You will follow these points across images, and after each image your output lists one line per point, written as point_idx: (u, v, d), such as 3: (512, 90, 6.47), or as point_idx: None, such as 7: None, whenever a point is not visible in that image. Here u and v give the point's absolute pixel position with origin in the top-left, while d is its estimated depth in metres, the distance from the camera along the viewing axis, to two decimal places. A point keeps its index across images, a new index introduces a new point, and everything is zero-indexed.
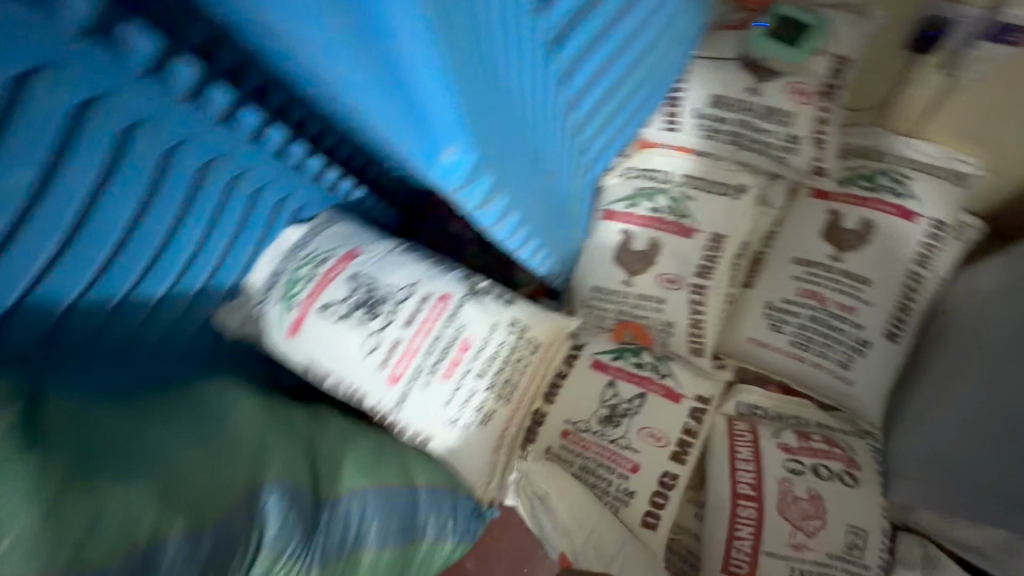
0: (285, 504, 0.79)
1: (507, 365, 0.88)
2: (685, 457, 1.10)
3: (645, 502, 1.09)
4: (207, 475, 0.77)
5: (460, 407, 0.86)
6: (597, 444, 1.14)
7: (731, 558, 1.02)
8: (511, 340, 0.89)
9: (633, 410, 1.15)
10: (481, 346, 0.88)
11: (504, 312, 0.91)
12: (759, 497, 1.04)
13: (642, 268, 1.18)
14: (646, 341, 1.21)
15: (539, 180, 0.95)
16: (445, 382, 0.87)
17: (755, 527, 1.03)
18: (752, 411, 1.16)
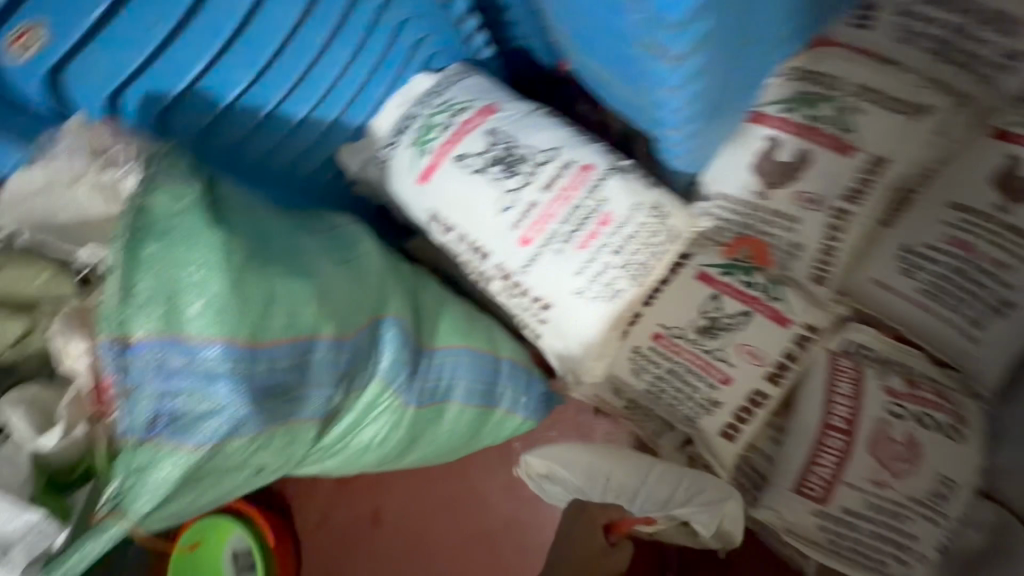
0: (399, 343, 0.94)
1: (643, 248, 0.86)
2: (780, 380, 1.09)
3: (729, 415, 1.10)
4: (349, 295, 0.83)
5: (590, 280, 0.86)
6: (690, 351, 1.13)
7: (808, 480, 1.04)
8: (649, 224, 0.86)
9: (732, 326, 1.12)
10: (620, 224, 0.85)
11: (645, 194, 0.87)
12: (851, 432, 1.03)
13: (782, 181, 1.08)
14: (763, 261, 1.13)
15: (733, 51, 0.94)
16: (579, 252, 0.85)
17: (840, 458, 1.02)
18: (859, 351, 1.11)
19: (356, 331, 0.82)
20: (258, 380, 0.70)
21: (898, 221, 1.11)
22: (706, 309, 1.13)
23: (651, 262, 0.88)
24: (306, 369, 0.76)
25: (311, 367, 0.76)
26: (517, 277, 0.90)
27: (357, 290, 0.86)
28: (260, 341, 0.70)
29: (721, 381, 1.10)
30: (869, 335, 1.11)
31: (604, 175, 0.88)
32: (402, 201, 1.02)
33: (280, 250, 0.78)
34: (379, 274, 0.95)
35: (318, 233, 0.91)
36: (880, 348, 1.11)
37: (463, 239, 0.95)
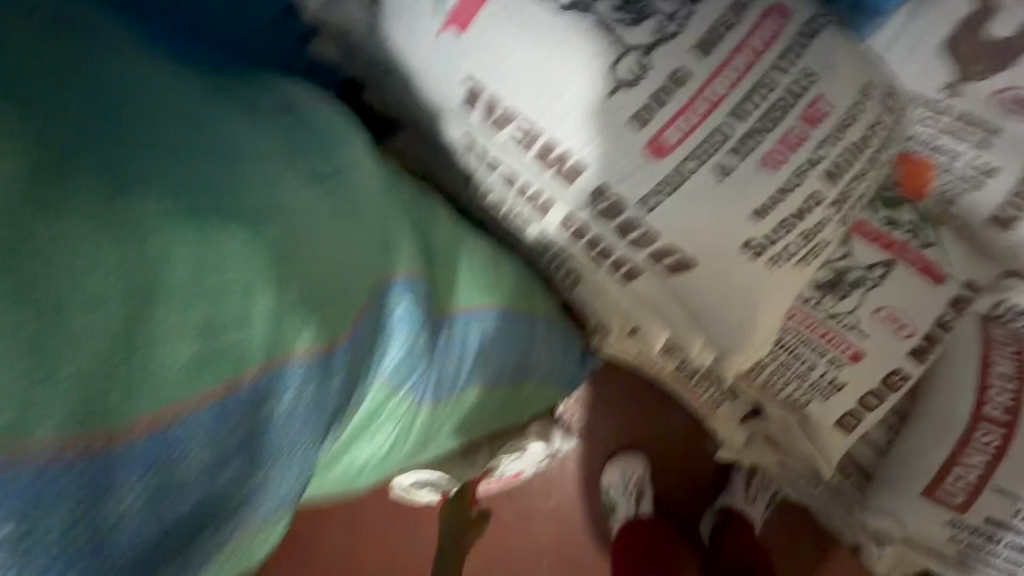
0: (419, 320, 0.54)
1: (867, 169, 0.50)
2: (927, 357, 0.81)
3: (852, 401, 0.82)
4: (328, 252, 0.45)
5: (777, 226, 0.48)
6: (806, 317, 0.82)
7: (945, 482, 0.81)
8: (880, 126, 0.50)
9: (869, 281, 0.81)
10: (842, 123, 0.48)
11: (870, 72, 0.50)
12: (1012, 424, 0.79)
13: (987, 68, 0.72)
14: (918, 190, 0.81)
15: None
16: (765, 177, 0.47)
17: (992, 457, 0.79)
18: (1014, 316, 0.85)
19: (347, 336, 0.44)
20: (115, 526, 0.32)
21: None
22: (833, 255, 0.82)
23: (866, 194, 0.52)
24: (252, 440, 0.38)
25: (265, 438, 0.39)
26: (632, 214, 0.51)
27: (345, 236, 0.48)
28: (118, 425, 0.32)
29: (849, 358, 0.81)
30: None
31: (811, 28, 0.48)
32: (409, 66, 0.57)
33: (173, 175, 0.39)
34: (376, 200, 0.54)
35: (261, 125, 0.50)
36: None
37: (530, 140, 0.53)
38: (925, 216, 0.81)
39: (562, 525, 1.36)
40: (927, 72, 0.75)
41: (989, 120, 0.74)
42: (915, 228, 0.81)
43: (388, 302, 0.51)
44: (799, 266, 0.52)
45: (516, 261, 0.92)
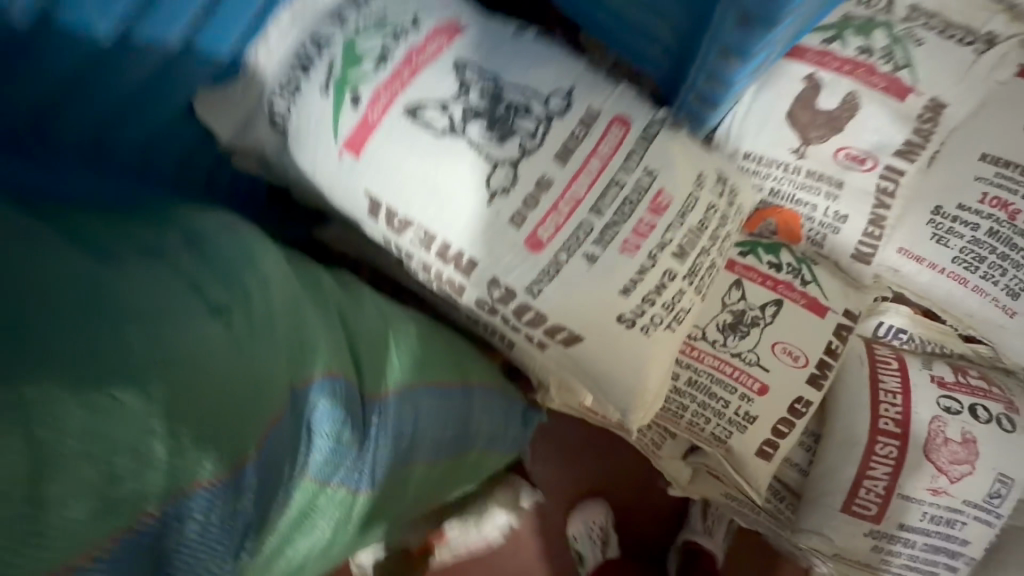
0: (343, 415, 0.58)
1: (711, 244, 0.60)
2: (823, 383, 0.89)
3: (766, 431, 0.90)
4: (227, 387, 0.48)
5: (642, 300, 0.57)
6: (714, 357, 0.90)
7: (859, 497, 0.88)
8: (718, 208, 0.61)
9: (763, 320, 0.90)
10: (682, 209, 0.58)
11: (705, 162, 0.60)
12: (904, 435, 0.88)
13: (824, 133, 0.85)
14: (790, 236, 0.92)
15: None
16: (626, 259, 0.55)
17: (892, 468, 0.87)
18: (893, 336, 0.97)
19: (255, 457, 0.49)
20: None
21: (931, 171, 0.88)
22: (730, 300, 0.91)
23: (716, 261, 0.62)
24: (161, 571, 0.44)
25: (171, 563, 0.44)
26: (523, 298, 0.57)
27: (253, 353, 0.52)
28: None
29: (757, 392, 0.89)
30: (901, 315, 0.97)
31: (650, 132, 0.58)
32: (316, 182, 0.64)
33: (61, 341, 0.43)
34: (290, 309, 0.59)
35: (162, 258, 0.54)
36: (918, 332, 0.96)
37: (427, 242, 0.59)
38: (802, 257, 0.92)
39: None
40: (777, 139, 0.87)
41: (835, 175, 0.86)
42: (796, 269, 0.92)
43: (307, 407, 0.56)
44: (671, 329, 0.60)
45: (447, 331, 0.96)
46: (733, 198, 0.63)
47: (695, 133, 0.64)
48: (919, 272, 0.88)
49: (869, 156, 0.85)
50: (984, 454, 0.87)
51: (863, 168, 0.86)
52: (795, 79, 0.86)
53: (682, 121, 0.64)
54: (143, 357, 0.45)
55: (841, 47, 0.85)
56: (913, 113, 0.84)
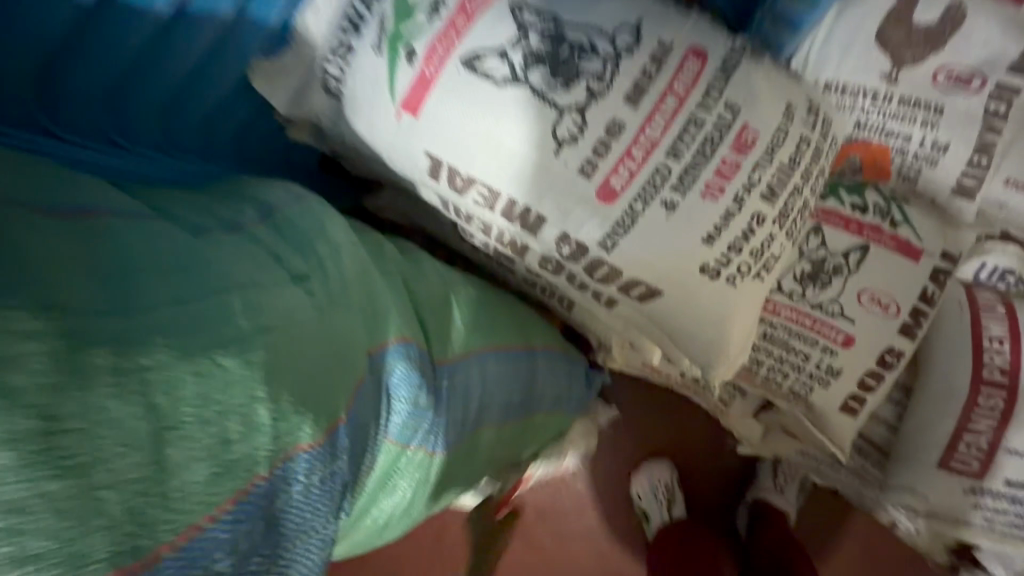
0: (416, 375, 0.59)
1: (803, 182, 0.55)
2: (916, 332, 0.82)
3: (852, 384, 0.84)
4: (327, 347, 0.49)
5: (726, 250, 0.53)
6: (792, 311, 0.84)
7: (957, 451, 0.82)
8: (812, 142, 0.55)
9: (847, 267, 0.83)
10: (770, 145, 0.52)
11: (792, 92, 0.55)
12: (1011, 386, 0.80)
13: (920, 54, 0.77)
14: (878, 173, 0.84)
15: None
16: (709, 206, 0.52)
17: (998, 421, 0.80)
18: (999, 278, 0.88)
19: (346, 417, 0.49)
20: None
21: None
22: (808, 249, 0.84)
23: (806, 200, 0.57)
24: (276, 528, 0.42)
25: (284, 523, 0.43)
26: (596, 254, 0.55)
27: (340, 319, 0.52)
28: (153, 552, 0.34)
29: (841, 344, 0.84)
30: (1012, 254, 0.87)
31: (729, 63, 0.53)
32: (376, 147, 0.63)
33: (175, 298, 0.41)
34: (361, 278, 0.59)
35: (248, 234, 0.54)
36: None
37: (493, 200, 0.57)
38: (892, 196, 0.84)
39: (598, 543, 1.39)
40: (865, 65, 0.78)
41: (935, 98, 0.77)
42: (884, 210, 0.84)
43: (386, 371, 0.57)
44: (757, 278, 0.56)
45: (506, 295, 0.96)
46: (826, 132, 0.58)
47: (778, 62, 0.58)
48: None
49: (977, 75, 0.76)
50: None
51: (970, 89, 0.76)
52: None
53: (764, 50, 0.58)
54: (251, 320, 0.44)
55: None
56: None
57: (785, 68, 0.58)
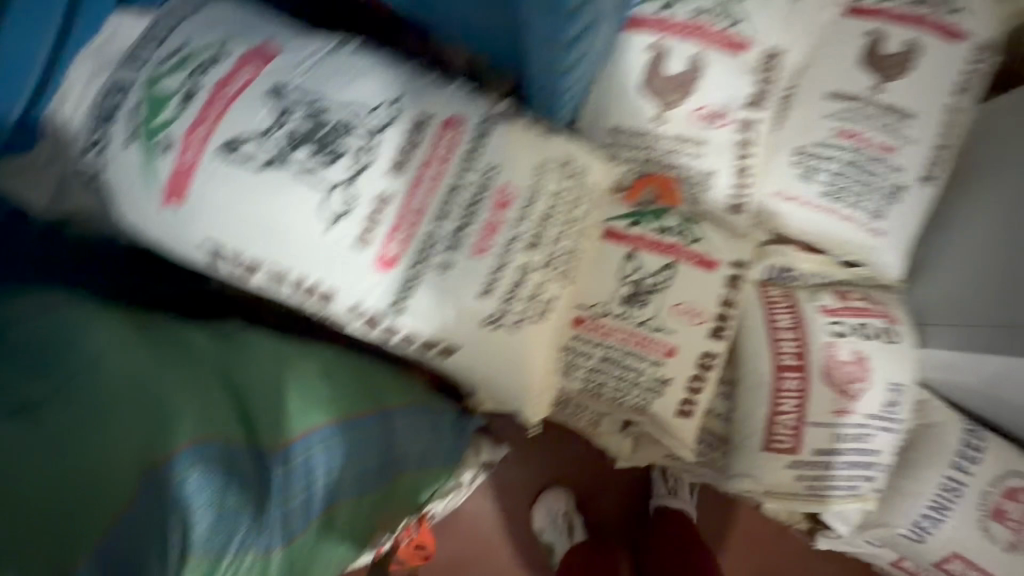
0: (203, 474, 0.61)
1: (564, 227, 0.58)
2: (725, 332, 0.93)
3: (683, 389, 0.93)
4: (46, 489, 0.55)
5: (502, 300, 0.55)
6: (623, 330, 0.93)
7: (775, 433, 0.93)
8: (570, 189, 0.58)
9: (661, 284, 0.93)
10: (526, 198, 0.56)
11: (545, 146, 0.58)
12: (804, 366, 0.93)
13: (678, 98, 0.88)
14: (669, 199, 0.95)
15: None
16: (476, 262, 0.54)
17: (800, 400, 0.93)
18: (783, 276, 1.01)
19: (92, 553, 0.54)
20: None
21: (786, 121, 1.04)
22: (626, 272, 0.94)
23: (578, 241, 0.60)
24: None
25: None
26: (390, 319, 0.56)
27: (94, 443, 0.59)
28: None
29: (665, 355, 0.92)
30: (787, 255, 1.02)
31: (483, 128, 0.57)
32: (149, 240, 0.59)
33: None
34: (113, 390, 0.64)
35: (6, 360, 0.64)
36: (804, 269, 1.02)
37: (281, 278, 0.57)
38: (687, 218, 0.96)
39: None
40: (635, 111, 0.90)
41: (697, 136, 0.91)
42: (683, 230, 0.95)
43: (175, 482, 0.60)
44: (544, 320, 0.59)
45: (359, 356, 0.94)
46: (584, 173, 0.60)
47: (539, 115, 0.62)
48: (791, 209, 1.04)
49: (724, 109, 0.89)
50: (876, 369, 0.93)
51: (717, 124, 0.90)
52: (640, 51, 0.88)
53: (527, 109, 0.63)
54: None
55: (677, 13, 0.86)
56: (756, 63, 0.88)
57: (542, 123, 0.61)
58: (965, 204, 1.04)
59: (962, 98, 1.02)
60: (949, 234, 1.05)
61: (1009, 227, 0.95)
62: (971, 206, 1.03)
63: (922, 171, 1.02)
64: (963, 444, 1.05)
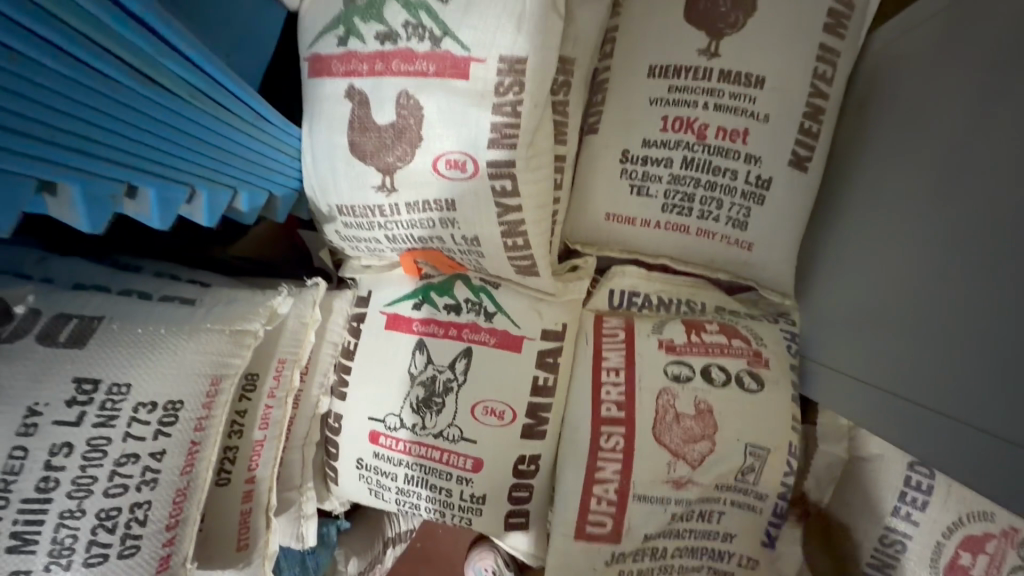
0: None
1: (81, 493, 0.47)
2: (541, 429, 0.75)
3: (504, 502, 0.76)
4: None
5: None
6: (419, 445, 0.75)
7: (591, 512, 0.73)
8: (91, 438, 0.47)
9: (457, 381, 0.75)
10: (3, 478, 0.44)
11: (42, 388, 0.45)
12: (628, 420, 0.73)
13: (400, 154, 0.65)
14: (453, 266, 0.77)
15: (180, 135, 0.51)
16: None
17: (622, 465, 0.72)
18: (628, 302, 0.81)
19: None
20: None
21: (601, 121, 0.78)
22: (417, 370, 0.76)
23: (131, 494, 0.49)
24: None
25: None
26: None
27: None
28: None
29: (472, 470, 0.75)
30: (634, 275, 0.82)
31: None
32: None
33: None
34: None
35: None
36: (652, 292, 0.81)
37: None
38: (480, 285, 0.77)
39: None
40: (357, 183, 0.68)
41: (441, 196, 0.66)
42: (477, 304, 0.76)
43: None
44: None
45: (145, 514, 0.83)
46: (117, 400, 0.48)
47: (63, 320, 0.48)
48: (633, 232, 0.79)
49: (467, 157, 0.63)
50: (723, 425, 0.72)
51: (467, 175, 0.64)
52: (336, 100, 0.65)
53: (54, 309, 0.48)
54: None
55: (361, 42, 0.63)
56: (488, 86, 0.61)
57: (59, 334, 0.47)
58: (858, 175, 0.80)
59: (837, 37, 0.72)
60: (839, 214, 0.82)
61: (888, 237, 0.74)
62: (857, 191, 0.80)
63: (792, 153, 0.73)
64: (903, 486, 0.79)
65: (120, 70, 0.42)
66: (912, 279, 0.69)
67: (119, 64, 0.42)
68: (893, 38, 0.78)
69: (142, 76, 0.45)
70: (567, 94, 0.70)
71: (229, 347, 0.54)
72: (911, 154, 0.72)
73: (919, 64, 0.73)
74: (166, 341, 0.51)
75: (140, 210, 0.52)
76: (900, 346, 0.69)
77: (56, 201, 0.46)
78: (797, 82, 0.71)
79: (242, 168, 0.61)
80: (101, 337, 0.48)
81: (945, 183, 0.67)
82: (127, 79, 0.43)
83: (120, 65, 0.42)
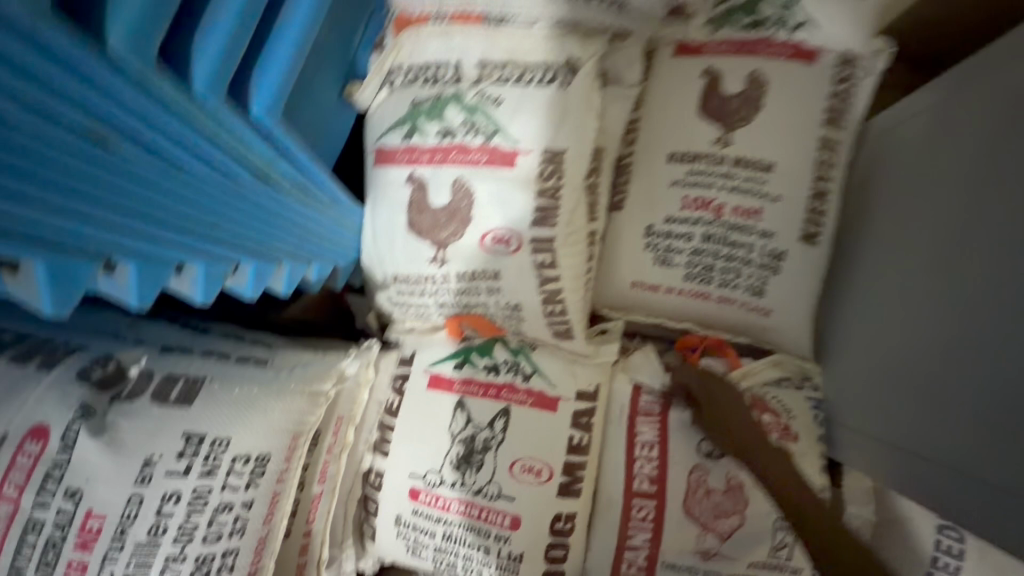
0: None
1: (182, 539, 0.54)
2: (576, 489, 0.78)
3: (540, 561, 0.78)
4: None
5: None
6: (458, 504, 0.78)
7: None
8: (196, 488, 0.55)
9: (495, 440, 0.79)
10: (121, 523, 0.52)
11: (157, 441, 0.53)
12: (659, 492, 0.77)
13: (451, 231, 0.73)
14: (492, 330, 0.83)
15: (285, 222, 0.61)
16: None
17: (652, 533, 0.76)
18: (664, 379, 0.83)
19: None
20: None
21: (627, 198, 0.87)
22: (457, 429, 0.80)
23: (224, 541, 0.57)
24: None
25: None
26: None
27: None
28: None
29: (509, 528, 0.77)
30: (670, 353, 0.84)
31: (68, 439, 0.50)
32: None
33: None
34: None
35: None
36: None
37: None
38: (518, 347, 0.83)
39: None
40: (412, 255, 0.76)
41: (487, 267, 0.73)
42: (514, 365, 0.81)
43: None
44: None
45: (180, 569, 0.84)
46: (219, 453, 0.56)
47: (169, 381, 0.57)
48: (658, 298, 0.86)
49: (512, 234, 0.71)
50: (754, 500, 0.74)
51: (512, 249, 0.72)
52: (397, 185, 0.75)
53: (165, 372, 0.57)
54: None
55: (423, 137, 0.73)
56: (531, 174, 0.70)
57: (170, 394, 0.56)
58: (863, 247, 0.87)
59: (835, 129, 0.81)
60: (852, 283, 0.88)
61: (890, 304, 0.80)
62: (864, 261, 0.87)
63: (803, 229, 0.81)
64: None
65: (247, 172, 0.53)
66: (913, 341, 0.74)
67: (248, 168, 0.53)
68: (886, 129, 0.88)
69: (262, 178, 0.55)
70: (598, 177, 0.78)
71: (307, 406, 0.64)
72: (910, 232, 0.79)
73: (910, 153, 0.82)
74: (259, 400, 0.60)
75: (241, 282, 0.62)
76: (909, 407, 0.73)
77: (181, 278, 0.56)
78: (802, 167, 0.80)
79: (318, 244, 0.70)
80: (205, 395, 0.57)
81: (934, 257, 0.73)
82: (252, 180, 0.53)
83: (249, 170, 0.53)
